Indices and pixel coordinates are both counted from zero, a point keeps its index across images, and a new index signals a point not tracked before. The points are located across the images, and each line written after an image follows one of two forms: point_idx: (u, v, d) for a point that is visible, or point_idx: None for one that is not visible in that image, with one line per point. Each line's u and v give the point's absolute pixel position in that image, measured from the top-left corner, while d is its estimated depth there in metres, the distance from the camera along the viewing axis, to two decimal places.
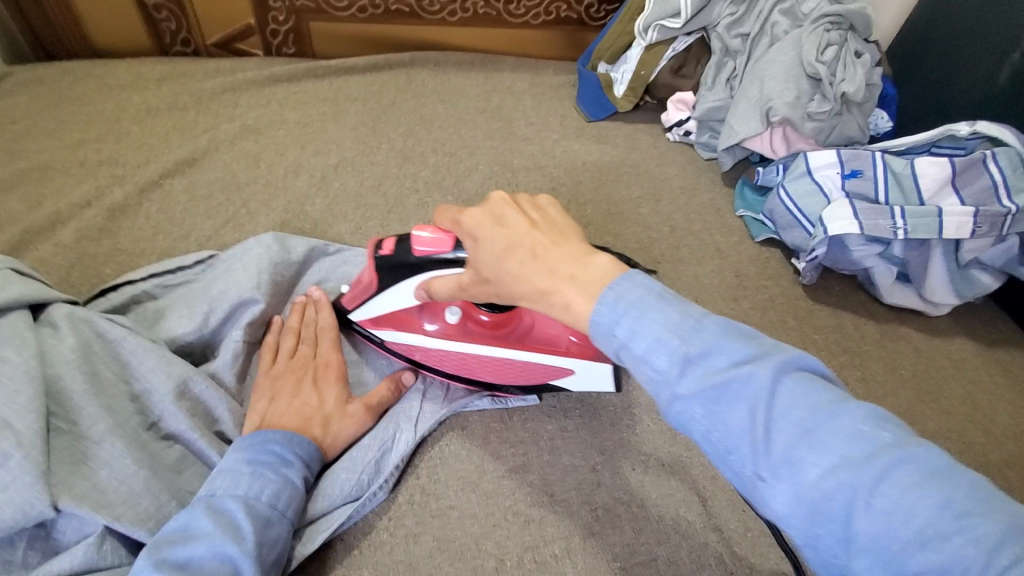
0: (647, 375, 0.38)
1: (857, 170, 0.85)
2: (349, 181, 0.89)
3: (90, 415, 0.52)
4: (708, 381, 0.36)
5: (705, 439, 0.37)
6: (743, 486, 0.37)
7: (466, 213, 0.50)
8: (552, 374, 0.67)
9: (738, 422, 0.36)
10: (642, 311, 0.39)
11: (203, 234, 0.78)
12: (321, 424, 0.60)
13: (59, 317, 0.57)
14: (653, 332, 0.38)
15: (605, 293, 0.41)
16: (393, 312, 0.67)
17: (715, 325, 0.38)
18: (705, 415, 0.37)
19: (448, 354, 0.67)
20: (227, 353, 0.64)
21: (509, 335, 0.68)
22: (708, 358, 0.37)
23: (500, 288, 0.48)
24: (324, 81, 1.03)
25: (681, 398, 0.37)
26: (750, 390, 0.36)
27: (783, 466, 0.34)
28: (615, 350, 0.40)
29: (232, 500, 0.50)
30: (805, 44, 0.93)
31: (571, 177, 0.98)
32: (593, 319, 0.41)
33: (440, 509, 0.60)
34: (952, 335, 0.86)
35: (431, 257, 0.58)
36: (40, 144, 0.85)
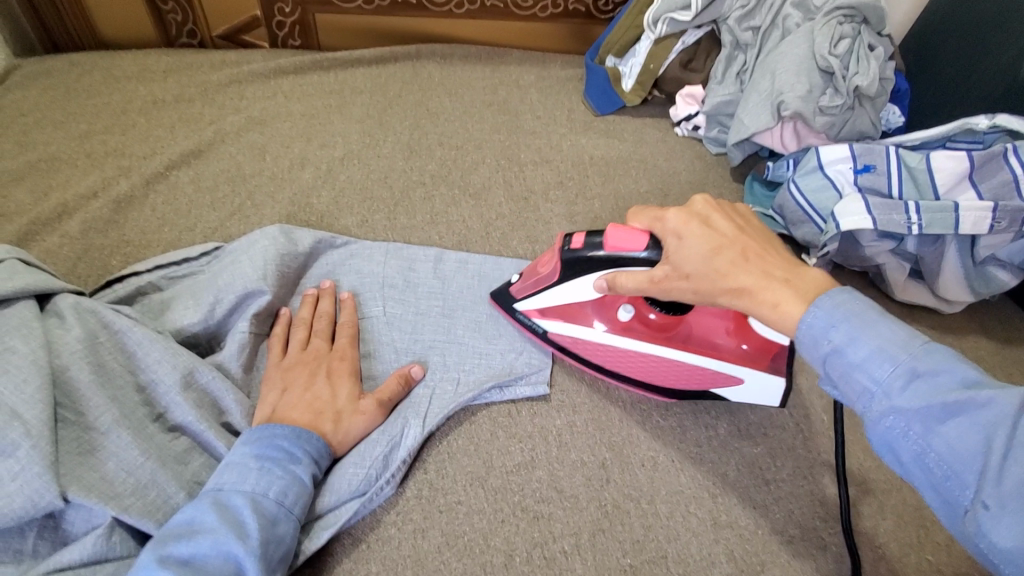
0: (861, 385, 0.42)
1: (870, 165, 0.84)
2: (355, 174, 0.89)
3: (97, 406, 0.51)
4: (933, 399, 0.39)
5: (915, 458, 0.40)
6: (957, 513, 0.38)
7: (670, 213, 0.55)
8: (715, 381, 0.66)
9: (963, 444, 0.38)
10: (864, 323, 0.43)
11: (209, 226, 0.78)
12: (333, 418, 0.59)
13: (65, 306, 0.56)
14: (874, 343, 0.42)
15: (820, 300, 0.46)
16: (564, 303, 0.68)
17: (945, 349, 0.41)
18: (923, 432, 0.39)
19: (610, 350, 0.68)
20: (233, 345, 0.63)
21: (676, 336, 0.67)
22: (936, 376, 0.40)
23: (698, 286, 0.53)
24: (330, 74, 1.02)
25: (896, 410, 0.40)
26: (988, 414, 0.37)
27: (1007, 495, 0.36)
28: (820, 358, 0.45)
29: (239, 495, 0.50)
30: (817, 37, 0.91)
31: (579, 172, 0.98)
32: (803, 322, 0.46)
33: (447, 504, 0.60)
34: (965, 333, 0.85)
35: (618, 255, 0.59)
36: (47, 135, 0.85)
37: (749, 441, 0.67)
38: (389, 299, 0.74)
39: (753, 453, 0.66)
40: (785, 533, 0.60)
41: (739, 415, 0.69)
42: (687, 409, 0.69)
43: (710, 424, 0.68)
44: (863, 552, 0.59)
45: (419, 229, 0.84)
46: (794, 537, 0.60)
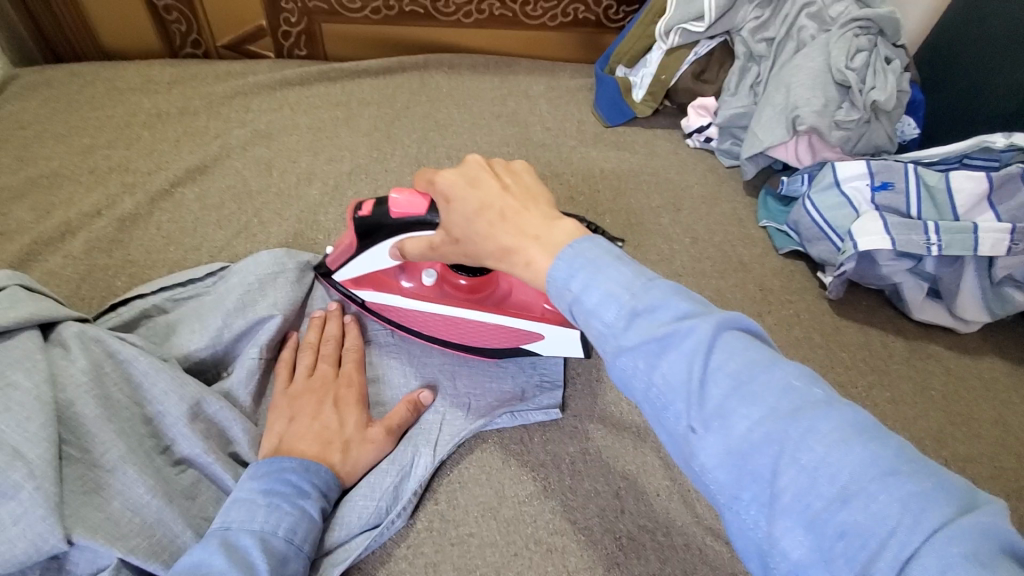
0: (596, 328, 0.41)
1: (887, 182, 0.82)
2: (363, 189, 0.87)
3: (104, 441, 0.50)
4: (651, 332, 0.39)
5: (646, 396, 0.39)
6: (679, 448, 0.38)
7: (442, 175, 0.54)
8: (524, 337, 0.68)
9: (675, 375, 0.38)
10: (597, 270, 0.42)
11: (215, 244, 0.76)
12: (342, 449, 0.58)
13: (70, 336, 0.55)
14: (605, 287, 0.41)
15: (565, 249, 0.44)
16: (371, 273, 0.69)
17: (666, 284, 0.41)
18: (646, 369, 0.39)
19: (422, 315, 0.70)
20: (242, 372, 0.62)
21: (485, 299, 0.71)
22: (653, 312, 0.39)
23: (468, 247, 0.53)
24: (337, 85, 1.01)
25: (624, 350, 0.39)
26: (689, 343, 0.38)
27: (713, 419, 0.36)
28: (568, 306, 0.43)
29: (247, 534, 0.48)
30: (833, 50, 0.90)
31: (589, 186, 0.96)
32: (550, 276, 0.44)
33: (459, 536, 0.58)
34: (983, 353, 0.84)
35: (408, 219, 0.60)
36: (50, 150, 0.83)
37: None
38: None
39: None
40: None
41: None
42: None
43: None
44: None
45: None
46: None
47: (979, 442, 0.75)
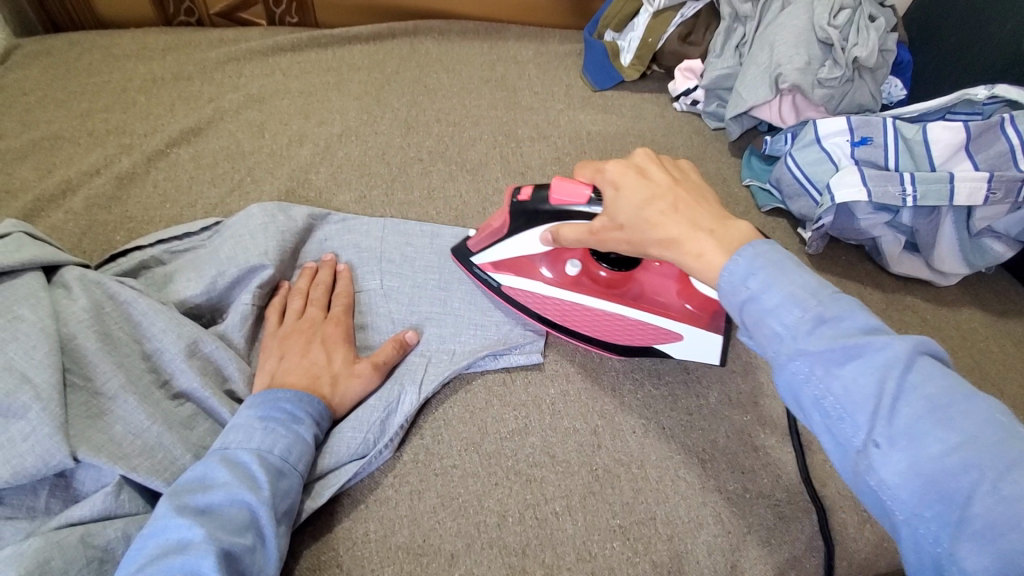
0: (771, 330, 0.44)
1: (867, 137, 0.83)
2: (353, 150, 0.89)
3: (105, 372, 0.53)
4: (837, 341, 0.41)
5: (818, 403, 0.41)
6: (848, 457, 0.40)
7: (612, 165, 0.57)
8: (658, 337, 0.70)
9: (860, 387, 0.40)
10: (782, 272, 0.44)
11: (209, 202, 0.79)
12: (330, 382, 0.61)
13: (71, 278, 0.58)
14: (786, 292, 0.43)
15: (746, 251, 0.47)
16: (515, 257, 0.71)
17: (851, 299, 0.42)
18: (825, 377, 0.41)
19: (555, 302, 0.72)
20: (236, 317, 0.65)
21: (624, 294, 0.72)
22: (840, 322, 0.41)
23: (633, 235, 0.55)
24: (328, 51, 1.03)
25: (802, 355, 0.42)
26: (882, 358, 0.39)
27: (899, 435, 0.38)
28: (739, 304, 0.46)
29: (246, 452, 0.52)
30: (816, 7, 0.91)
31: (576, 147, 0.98)
32: (726, 273, 0.47)
33: (443, 468, 0.62)
34: (959, 305, 0.86)
35: (563, 207, 0.61)
36: (49, 114, 0.86)
37: (738, 410, 0.68)
38: (386, 272, 0.75)
39: (743, 421, 0.67)
40: (772, 496, 0.62)
41: (728, 384, 0.70)
42: (678, 378, 0.70)
43: (701, 393, 0.69)
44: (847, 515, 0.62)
45: (416, 204, 0.85)
46: (781, 500, 0.62)
47: None
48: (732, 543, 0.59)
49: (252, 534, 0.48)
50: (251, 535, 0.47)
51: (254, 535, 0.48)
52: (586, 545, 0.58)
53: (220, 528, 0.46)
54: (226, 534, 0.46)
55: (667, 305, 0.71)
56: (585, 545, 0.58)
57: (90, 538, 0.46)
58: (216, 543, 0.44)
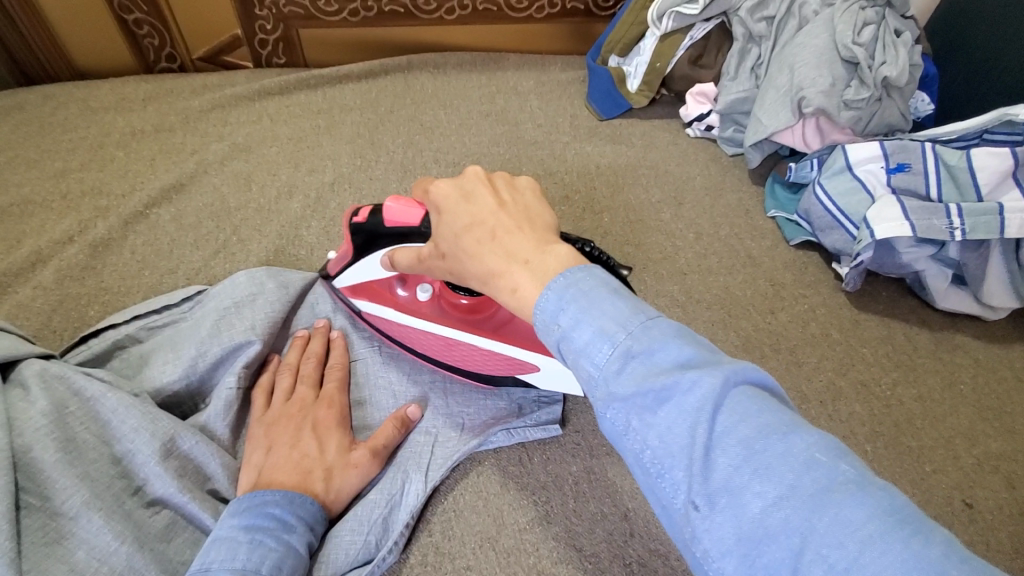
0: (587, 372, 0.36)
1: (903, 163, 0.77)
2: (346, 200, 0.83)
3: (66, 487, 0.47)
4: (646, 382, 0.34)
5: (638, 457, 0.34)
6: (676, 520, 0.33)
7: (436, 185, 0.49)
8: (517, 367, 0.64)
9: (675, 436, 0.33)
10: (590, 302, 0.37)
11: (191, 267, 0.73)
12: (323, 477, 0.54)
13: (30, 375, 0.51)
14: (596, 324, 0.36)
15: (557, 279, 0.39)
16: (369, 283, 0.66)
17: (667, 325, 0.36)
18: (639, 427, 0.34)
19: (413, 331, 0.66)
20: (219, 403, 0.58)
21: (485, 322, 0.66)
22: (651, 357, 0.34)
23: (453, 263, 0.49)
24: (318, 92, 0.97)
25: (617, 401, 0.34)
26: (691, 400, 0.33)
27: (721, 493, 0.31)
28: (556, 342, 0.38)
29: (228, 573, 0.44)
30: (838, 25, 0.84)
31: (585, 183, 0.91)
32: (539, 307, 0.39)
33: (456, 571, 0.54)
34: (1017, 343, 0.78)
35: (402, 229, 0.57)
36: (21, 176, 0.80)
37: None
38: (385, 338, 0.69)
39: None
40: None
41: None
42: None
43: None
44: None
45: None
46: None
47: (1018, 440, 0.69)
48: None
49: None
50: None
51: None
52: None
53: None
54: None
55: (529, 334, 0.64)
56: None
57: None
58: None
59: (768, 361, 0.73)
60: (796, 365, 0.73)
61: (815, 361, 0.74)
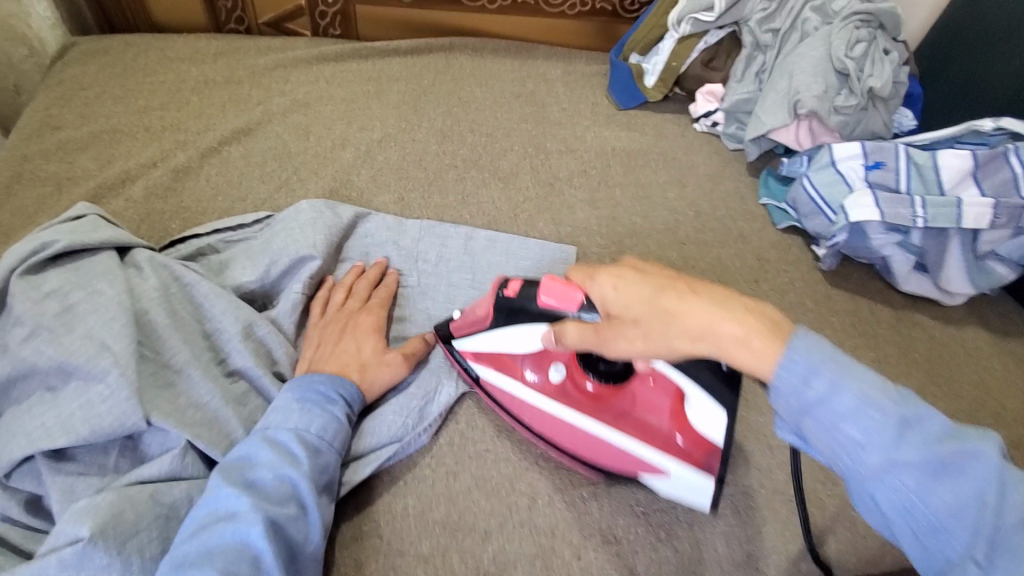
0: (846, 434, 0.42)
1: (880, 161, 0.88)
2: (392, 155, 0.94)
3: (173, 346, 0.57)
4: (927, 449, 0.40)
5: (890, 506, 0.41)
6: (933, 554, 0.41)
7: (601, 271, 0.51)
8: (641, 467, 0.61)
9: (954, 501, 0.40)
10: (845, 369, 0.42)
11: (259, 197, 0.84)
12: (358, 369, 0.64)
13: (142, 258, 0.62)
14: (858, 391, 0.41)
15: (795, 339, 0.43)
16: (498, 352, 0.65)
17: (915, 396, 0.42)
18: (913, 485, 0.40)
19: (539, 412, 0.64)
20: (287, 304, 0.69)
21: (610, 410, 0.63)
22: (922, 423, 0.41)
23: (653, 331, 0.46)
24: (369, 62, 1.08)
25: (895, 465, 0.40)
26: (983, 471, 0.40)
27: (996, 548, 0.39)
28: (798, 405, 0.43)
29: (285, 431, 0.55)
30: (834, 40, 0.96)
31: (602, 161, 1.03)
32: (778, 365, 0.43)
33: (477, 451, 0.66)
34: (966, 323, 0.90)
35: (557, 309, 0.57)
36: (108, 109, 0.91)
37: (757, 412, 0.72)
38: (422, 271, 0.80)
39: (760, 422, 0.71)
40: (787, 493, 0.66)
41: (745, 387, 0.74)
42: None
43: None
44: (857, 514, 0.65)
45: (451, 208, 0.90)
46: (795, 496, 0.65)
47: (955, 400, 0.81)
48: (749, 534, 0.62)
49: (295, 506, 0.51)
50: (294, 507, 0.51)
51: (296, 504, 0.52)
52: (613, 529, 0.61)
53: (266, 501, 0.50)
54: (270, 507, 0.50)
55: (658, 435, 0.61)
56: (611, 528, 0.61)
57: (158, 496, 0.50)
58: (262, 512, 0.49)
59: None
60: None
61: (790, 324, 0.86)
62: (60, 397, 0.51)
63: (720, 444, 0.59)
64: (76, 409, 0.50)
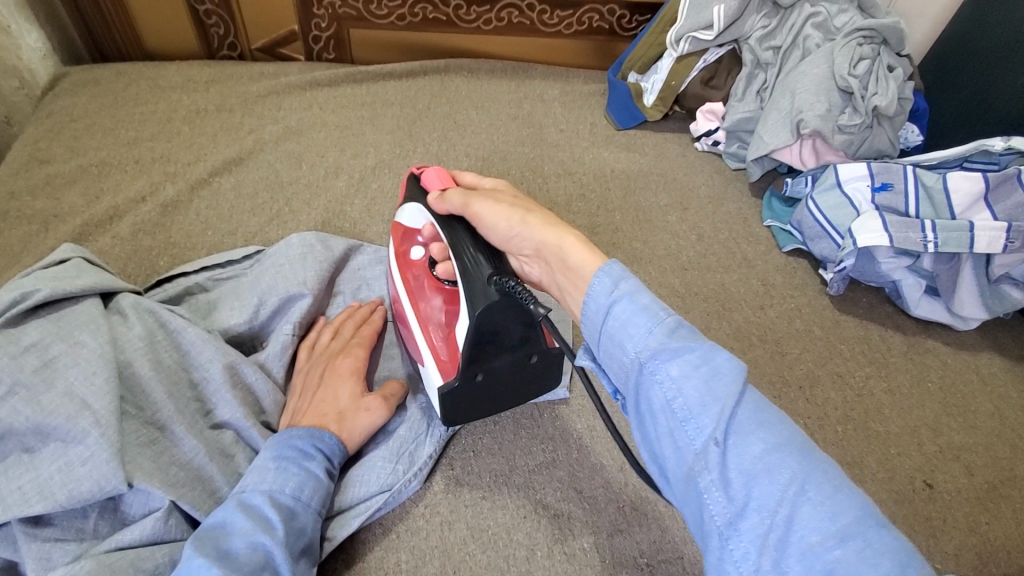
0: (625, 344, 0.46)
1: (887, 183, 0.85)
2: (386, 183, 0.93)
3: (158, 399, 0.55)
4: (687, 349, 0.44)
5: (665, 408, 0.44)
6: (686, 459, 0.42)
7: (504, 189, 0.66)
8: (418, 355, 0.65)
9: (707, 401, 0.42)
10: (639, 290, 0.47)
11: (249, 230, 0.82)
12: (336, 419, 0.60)
13: (126, 304, 0.60)
14: (644, 307, 0.46)
15: (613, 267, 0.49)
16: (401, 224, 0.69)
17: (686, 326, 0.46)
18: (673, 381, 0.43)
19: (394, 288, 0.70)
20: (276, 346, 0.67)
21: (431, 307, 0.65)
22: (686, 335, 0.45)
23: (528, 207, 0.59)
24: (363, 86, 1.07)
25: (654, 360, 0.45)
26: (727, 376, 0.43)
27: (736, 451, 0.41)
28: (599, 323, 0.48)
29: (259, 494, 0.52)
30: (837, 57, 0.94)
31: (601, 184, 1.01)
32: (599, 275, 0.49)
33: (473, 499, 0.63)
34: (980, 349, 0.87)
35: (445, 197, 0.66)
36: (98, 141, 0.90)
37: None
38: None
39: None
40: None
41: None
42: None
43: None
44: None
45: None
46: None
47: (973, 432, 0.78)
48: None
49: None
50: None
51: (270, 575, 0.47)
52: None
53: (237, 572, 0.46)
54: None
55: (441, 335, 0.62)
56: None
57: (140, 562, 0.47)
58: None
59: (755, 350, 0.82)
60: (780, 355, 0.83)
61: (798, 353, 0.83)
62: (39, 460, 0.49)
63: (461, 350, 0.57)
64: (56, 472, 0.48)
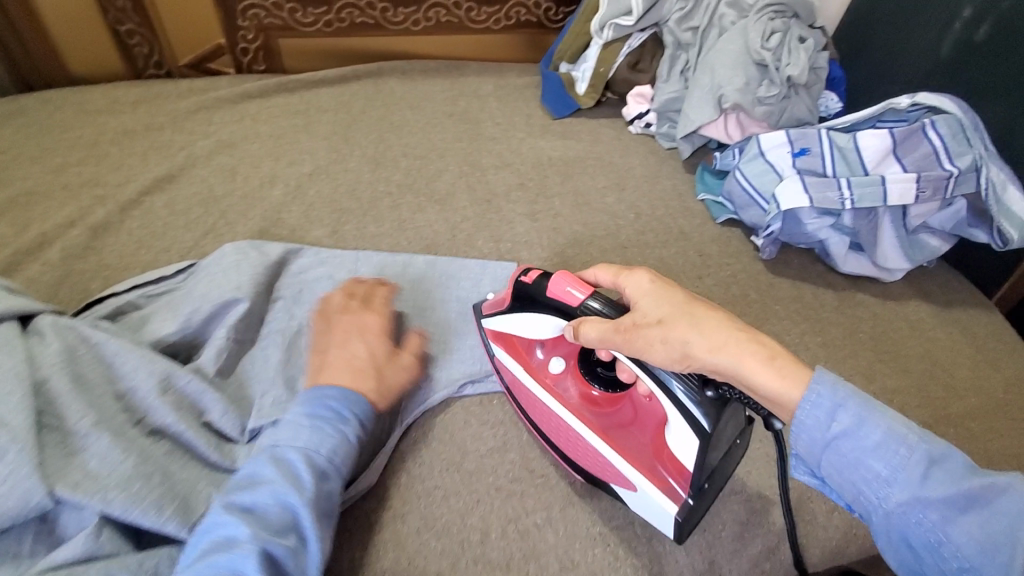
0: (869, 474, 0.46)
1: (805, 148, 0.89)
2: (324, 188, 0.93)
3: (77, 411, 0.54)
4: (932, 484, 0.44)
5: (913, 539, 0.45)
6: None
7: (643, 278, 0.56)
8: (611, 477, 0.60)
9: (959, 530, 0.44)
10: (869, 409, 0.46)
11: (184, 245, 0.81)
12: (375, 374, 0.62)
13: (44, 324, 0.59)
14: (884, 430, 0.45)
15: (826, 383, 0.47)
16: (513, 335, 0.66)
17: (938, 439, 0.46)
18: (936, 518, 0.44)
19: (535, 399, 0.66)
20: (211, 351, 0.66)
21: (610, 419, 0.63)
22: (940, 461, 0.45)
23: (674, 333, 0.50)
24: (295, 95, 1.07)
25: (905, 502, 0.45)
26: (990, 499, 0.44)
27: (996, 574, 0.43)
28: (821, 443, 0.47)
29: (293, 450, 0.54)
30: (750, 32, 0.98)
31: (539, 173, 1.03)
32: (807, 400, 0.47)
33: (426, 489, 0.64)
34: (907, 298, 0.91)
35: (561, 305, 0.58)
36: (23, 170, 0.88)
37: None
38: None
39: None
40: (744, 492, 0.66)
41: None
42: None
43: None
44: (816, 504, 0.66)
45: (387, 235, 0.89)
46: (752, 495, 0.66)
47: (905, 377, 0.82)
48: (708, 541, 0.62)
49: (294, 535, 0.50)
50: (293, 536, 0.50)
51: (295, 533, 0.51)
52: (569, 554, 0.60)
53: (263, 530, 0.49)
54: (267, 536, 0.49)
55: (643, 452, 0.59)
56: (568, 553, 0.60)
57: None
58: (259, 542, 0.48)
59: None
60: None
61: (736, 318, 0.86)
62: None
63: (692, 470, 0.53)
64: None
